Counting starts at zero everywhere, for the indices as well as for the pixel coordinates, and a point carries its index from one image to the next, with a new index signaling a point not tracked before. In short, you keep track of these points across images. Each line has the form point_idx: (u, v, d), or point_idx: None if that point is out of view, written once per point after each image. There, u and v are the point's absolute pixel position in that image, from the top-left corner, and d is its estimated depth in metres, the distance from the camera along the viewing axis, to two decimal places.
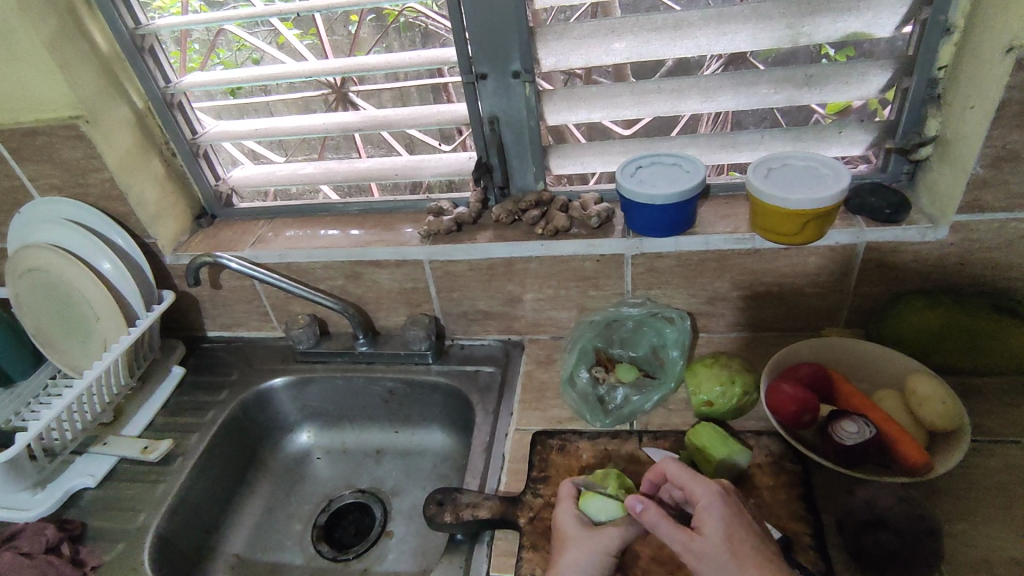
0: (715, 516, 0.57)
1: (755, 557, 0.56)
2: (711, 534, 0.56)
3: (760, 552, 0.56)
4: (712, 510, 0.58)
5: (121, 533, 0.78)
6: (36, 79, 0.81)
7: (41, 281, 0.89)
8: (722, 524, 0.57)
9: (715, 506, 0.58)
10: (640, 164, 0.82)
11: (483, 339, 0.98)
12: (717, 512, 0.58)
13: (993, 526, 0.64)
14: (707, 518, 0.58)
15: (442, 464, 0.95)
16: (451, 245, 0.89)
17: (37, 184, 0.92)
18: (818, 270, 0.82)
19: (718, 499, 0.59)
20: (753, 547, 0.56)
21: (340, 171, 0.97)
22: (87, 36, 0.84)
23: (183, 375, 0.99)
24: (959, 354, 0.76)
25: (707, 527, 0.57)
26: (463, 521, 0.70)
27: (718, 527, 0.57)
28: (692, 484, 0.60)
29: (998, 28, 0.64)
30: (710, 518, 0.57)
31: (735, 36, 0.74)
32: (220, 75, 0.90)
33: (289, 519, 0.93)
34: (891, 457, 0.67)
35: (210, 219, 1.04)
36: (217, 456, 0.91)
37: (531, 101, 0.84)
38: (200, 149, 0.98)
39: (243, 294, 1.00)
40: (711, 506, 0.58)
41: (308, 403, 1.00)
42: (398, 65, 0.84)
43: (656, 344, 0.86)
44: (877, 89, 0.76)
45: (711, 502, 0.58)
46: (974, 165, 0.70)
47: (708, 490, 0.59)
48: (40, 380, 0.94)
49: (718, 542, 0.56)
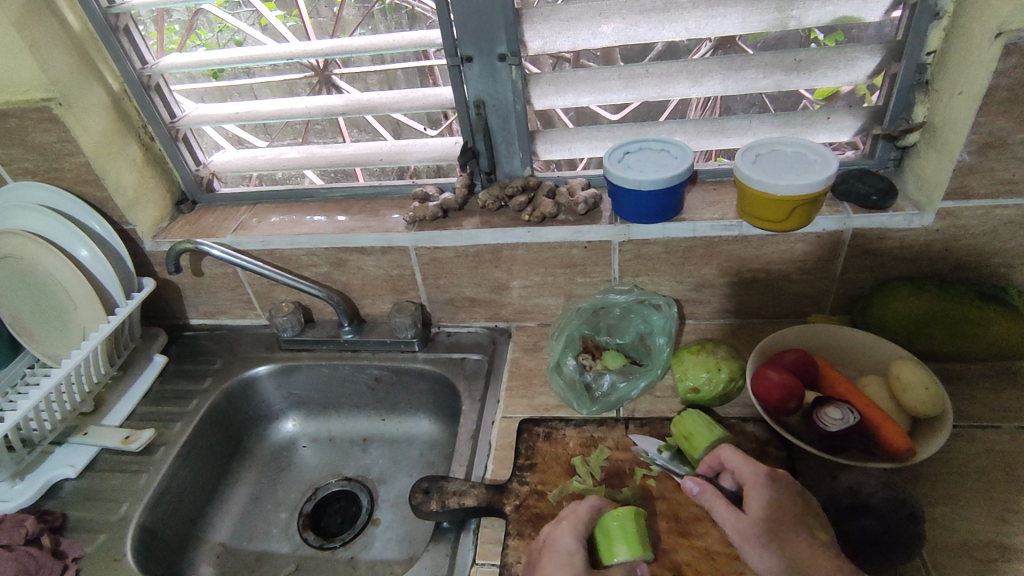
0: (761, 499, 0.60)
1: (799, 539, 0.58)
2: (755, 516, 0.60)
3: (808, 541, 0.58)
4: (760, 492, 0.61)
5: (103, 523, 0.77)
6: (4, 59, 0.79)
7: (16, 268, 0.87)
8: (765, 505, 0.60)
9: (762, 494, 0.61)
10: (628, 149, 0.81)
11: (470, 326, 0.98)
12: (761, 494, 0.61)
13: (973, 509, 0.65)
14: (754, 498, 0.61)
15: (429, 452, 0.95)
16: (437, 232, 0.87)
17: (10, 169, 0.90)
18: (804, 256, 0.81)
19: (764, 481, 0.62)
20: (800, 540, 0.58)
21: (324, 155, 0.96)
22: (58, 15, 0.81)
23: (165, 363, 0.98)
24: (942, 340, 0.77)
25: (752, 507, 0.61)
26: (449, 509, 0.70)
27: (760, 513, 0.60)
28: (741, 466, 0.64)
29: (988, 13, 0.64)
30: (755, 498, 0.61)
31: (724, 19, 0.73)
32: (197, 56, 0.87)
33: (275, 508, 0.92)
34: (875, 442, 0.67)
35: (192, 204, 1.02)
36: (201, 445, 0.90)
37: (518, 84, 0.82)
38: (179, 133, 0.96)
39: (226, 281, 0.98)
40: (757, 489, 0.61)
41: (294, 391, 0.99)
42: (382, 47, 0.83)
43: (643, 331, 0.86)
44: (866, 74, 0.76)
45: (759, 485, 0.61)
46: (963, 151, 0.70)
47: (755, 474, 0.62)
48: (17, 369, 0.92)
49: (761, 524, 0.59)
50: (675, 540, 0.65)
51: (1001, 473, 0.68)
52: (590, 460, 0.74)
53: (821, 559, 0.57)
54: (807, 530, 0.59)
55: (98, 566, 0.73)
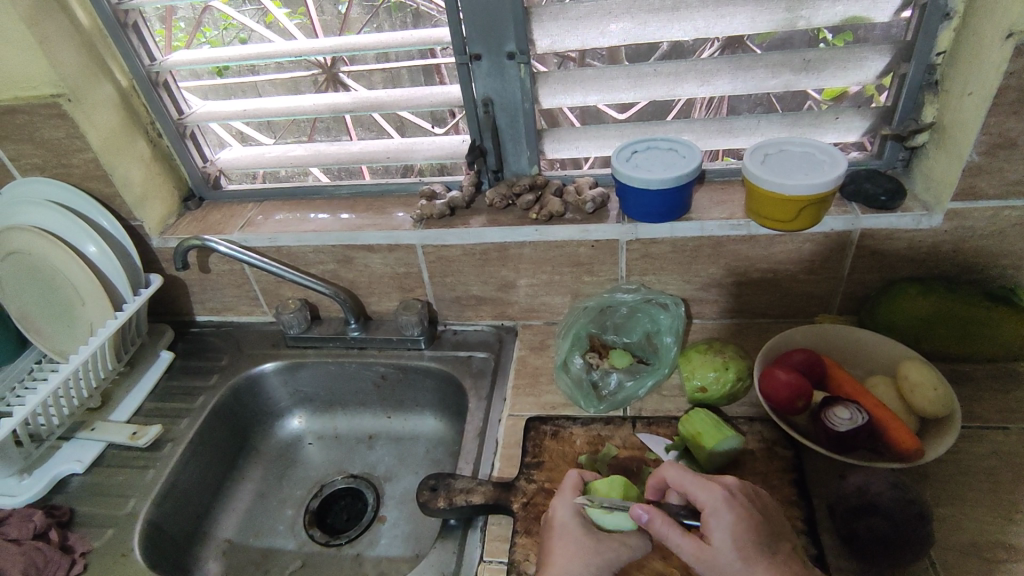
0: (724, 525, 0.56)
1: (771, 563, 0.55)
2: (721, 545, 0.55)
3: (778, 559, 0.55)
4: (723, 517, 0.56)
5: (111, 519, 0.78)
6: (14, 55, 0.79)
7: (24, 263, 0.87)
8: (730, 532, 0.56)
9: (725, 519, 0.56)
10: (636, 148, 0.81)
11: (476, 324, 0.98)
12: (724, 520, 0.56)
13: (980, 510, 0.65)
14: (716, 526, 0.56)
15: (434, 449, 0.95)
16: (444, 230, 0.88)
17: (18, 165, 0.90)
18: (812, 256, 0.81)
19: (724, 504, 0.57)
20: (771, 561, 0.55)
21: (331, 153, 0.96)
22: (68, 11, 0.81)
23: (171, 360, 0.98)
24: (949, 341, 0.77)
25: (717, 537, 0.56)
26: (456, 507, 0.70)
27: (727, 539, 0.55)
28: (696, 487, 0.58)
29: (998, 14, 0.64)
30: (719, 526, 0.56)
31: (733, 18, 0.73)
32: (205, 53, 0.88)
33: (281, 505, 0.93)
34: (882, 443, 0.67)
35: (198, 201, 1.02)
36: (208, 441, 0.90)
37: (525, 83, 0.82)
38: (186, 129, 0.96)
39: (233, 278, 0.98)
40: (719, 514, 0.56)
41: (300, 388, 0.99)
42: (389, 45, 0.83)
43: (651, 330, 0.86)
44: (875, 74, 0.76)
45: (721, 512, 0.56)
46: (972, 151, 0.70)
47: (712, 496, 0.57)
48: (24, 365, 0.92)
49: (729, 554, 0.55)
50: None
51: (1008, 473, 0.68)
52: (597, 457, 0.74)
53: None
54: (775, 550, 0.56)
55: (105, 561, 0.73)
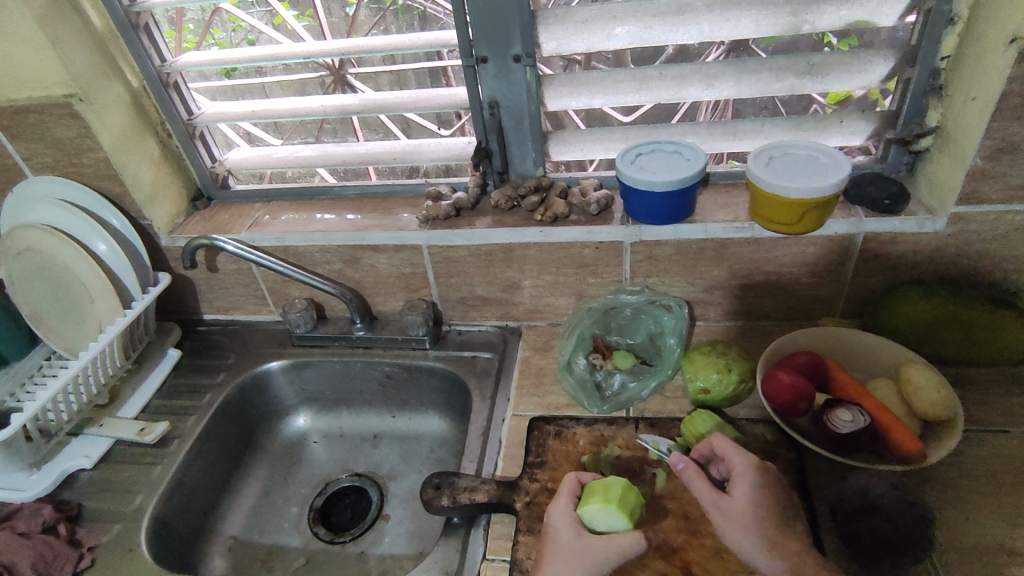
0: (747, 486, 0.61)
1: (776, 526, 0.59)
2: (738, 498, 0.61)
3: (788, 530, 0.59)
4: (745, 479, 0.62)
5: (119, 514, 0.78)
6: (28, 56, 0.80)
7: (35, 261, 0.89)
8: (750, 492, 0.61)
9: (748, 479, 0.62)
10: (641, 150, 0.82)
11: (481, 324, 0.98)
12: (746, 481, 0.62)
13: (981, 513, 0.65)
14: (739, 484, 0.62)
15: (438, 449, 0.96)
16: (450, 231, 0.88)
17: (30, 164, 0.91)
18: (816, 259, 0.82)
19: (753, 470, 0.63)
20: (780, 531, 0.59)
21: (338, 154, 0.97)
22: (81, 12, 0.82)
23: (178, 358, 0.99)
24: (952, 345, 0.77)
25: (737, 491, 0.61)
26: (460, 505, 0.70)
27: (745, 496, 0.61)
28: (731, 454, 0.64)
29: (1002, 19, 0.64)
30: (742, 483, 0.62)
31: (738, 22, 0.74)
32: (214, 55, 0.88)
33: (285, 503, 0.93)
34: (885, 445, 0.68)
35: (207, 201, 1.03)
36: (214, 438, 0.91)
37: (532, 86, 0.83)
38: (196, 129, 0.97)
39: (240, 277, 0.99)
40: (744, 475, 0.62)
41: (305, 387, 1.00)
42: (397, 47, 0.84)
43: (654, 331, 0.86)
44: (880, 79, 0.76)
45: (748, 472, 0.62)
46: (975, 156, 0.70)
47: (746, 462, 0.63)
48: (35, 361, 0.94)
49: (744, 505, 0.60)
50: (685, 537, 0.65)
51: (1010, 478, 0.68)
52: (600, 457, 0.74)
53: (798, 549, 0.58)
54: (788, 522, 0.60)
55: (113, 555, 0.74)
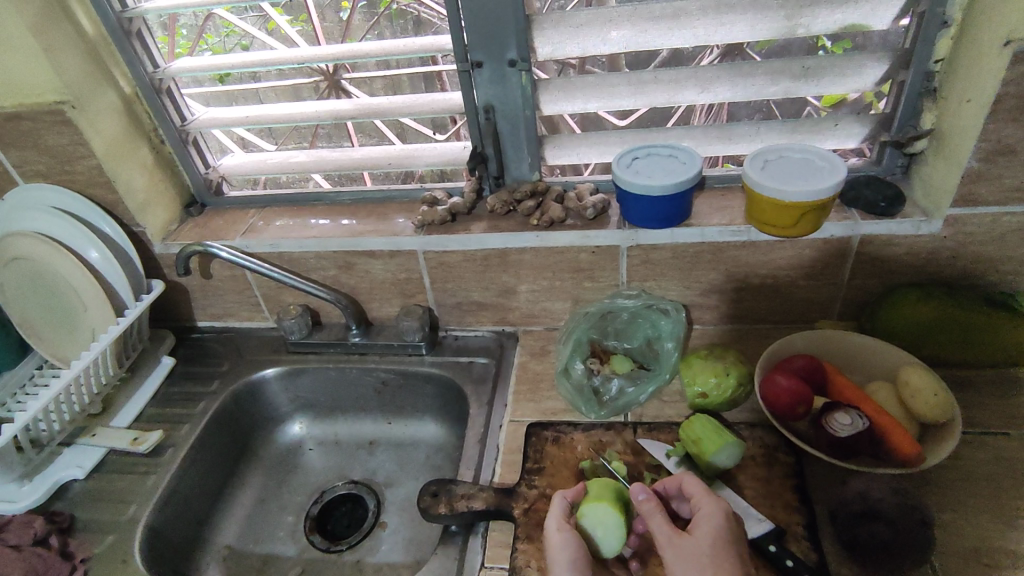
0: (709, 527, 0.58)
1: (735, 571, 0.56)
2: (700, 537, 0.57)
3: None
4: (710, 519, 0.59)
5: (112, 524, 0.78)
6: (20, 63, 0.79)
7: (27, 269, 0.87)
8: (714, 532, 0.58)
9: (713, 521, 0.58)
10: (636, 155, 0.82)
11: (477, 329, 0.98)
12: (711, 521, 0.58)
13: (981, 516, 0.65)
14: (703, 524, 0.58)
15: (435, 455, 0.95)
16: (445, 236, 0.88)
17: (22, 171, 0.90)
18: (812, 262, 0.82)
19: (720, 514, 0.59)
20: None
21: (333, 159, 0.96)
22: (73, 20, 0.82)
23: (173, 365, 0.98)
24: (949, 347, 0.77)
25: (698, 531, 0.58)
26: (458, 513, 0.70)
27: (705, 536, 0.57)
28: (699, 494, 0.61)
29: (996, 22, 0.64)
30: (705, 523, 0.58)
31: (733, 27, 0.74)
32: (207, 60, 0.88)
33: (281, 511, 0.92)
34: (884, 448, 0.68)
35: (201, 207, 1.02)
36: (208, 447, 0.90)
37: (527, 90, 0.83)
38: (189, 136, 0.96)
39: (234, 284, 0.98)
40: (711, 517, 0.59)
41: (300, 393, 0.99)
42: (389, 52, 0.83)
43: (652, 335, 0.85)
44: (874, 82, 0.76)
45: (713, 514, 0.59)
46: (970, 158, 0.71)
47: (714, 505, 0.60)
48: (26, 371, 0.93)
49: (703, 546, 0.57)
50: None
51: (1010, 480, 0.68)
52: (599, 463, 0.74)
53: None
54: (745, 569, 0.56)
55: (107, 566, 0.73)
